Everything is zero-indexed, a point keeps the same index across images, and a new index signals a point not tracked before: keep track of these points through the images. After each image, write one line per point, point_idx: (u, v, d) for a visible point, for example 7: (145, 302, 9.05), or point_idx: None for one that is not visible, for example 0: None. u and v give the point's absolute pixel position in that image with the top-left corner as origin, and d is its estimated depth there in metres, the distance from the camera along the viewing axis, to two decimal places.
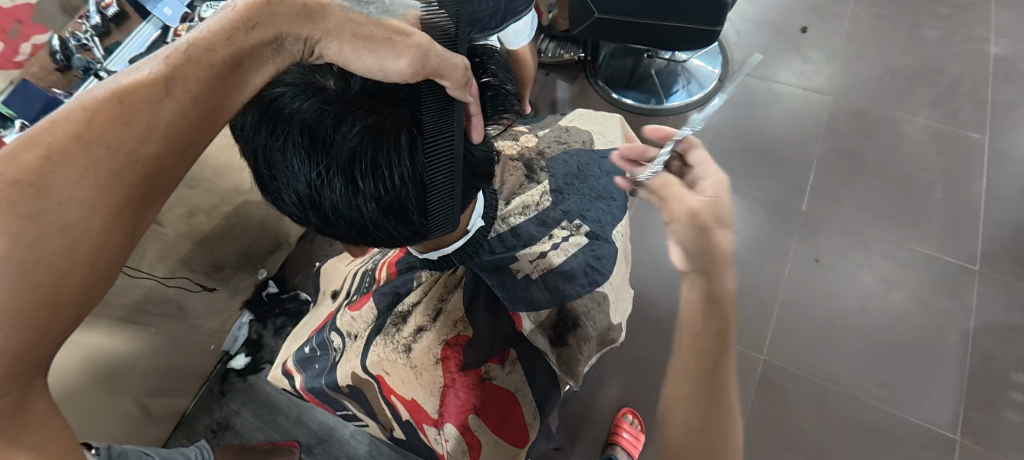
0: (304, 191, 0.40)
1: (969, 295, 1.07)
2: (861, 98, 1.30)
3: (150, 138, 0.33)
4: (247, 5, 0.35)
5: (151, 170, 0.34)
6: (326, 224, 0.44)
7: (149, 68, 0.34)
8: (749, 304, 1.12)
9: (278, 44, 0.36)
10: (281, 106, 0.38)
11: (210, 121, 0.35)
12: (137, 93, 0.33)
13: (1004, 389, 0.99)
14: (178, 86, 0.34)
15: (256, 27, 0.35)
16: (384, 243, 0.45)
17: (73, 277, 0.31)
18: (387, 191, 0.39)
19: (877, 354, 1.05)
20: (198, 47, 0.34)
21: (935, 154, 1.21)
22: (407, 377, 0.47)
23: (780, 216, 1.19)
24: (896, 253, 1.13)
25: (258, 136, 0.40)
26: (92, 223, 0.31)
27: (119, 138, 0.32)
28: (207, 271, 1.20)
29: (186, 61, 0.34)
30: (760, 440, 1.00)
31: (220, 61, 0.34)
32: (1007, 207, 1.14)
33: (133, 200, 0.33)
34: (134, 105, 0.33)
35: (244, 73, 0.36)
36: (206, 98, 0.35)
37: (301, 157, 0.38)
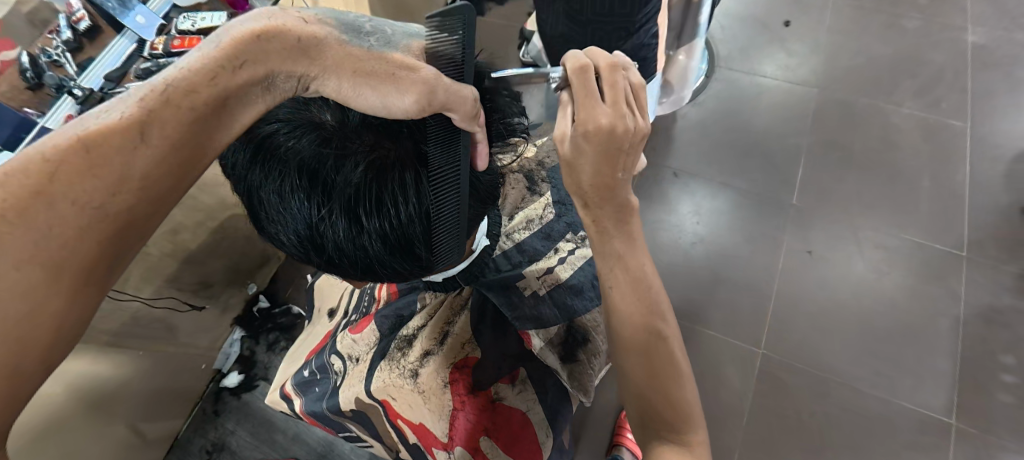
0: (305, 232, 0.40)
1: (957, 281, 1.09)
2: (846, 89, 1.31)
3: (124, 189, 0.33)
4: (233, 38, 0.34)
5: (122, 221, 0.33)
6: (327, 262, 0.43)
7: (123, 110, 0.33)
8: (746, 299, 1.12)
9: (268, 82, 0.35)
10: (276, 145, 0.38)
11: (186, 166, 0.35)
12: (111, 140, 0.32)
13: (994, 371, 1.02)
14: (156, 132, 0.33)
15: (244, 66, 0.34)
16: (390, 278, 0.45)
17: (40, 339, 0.31)
18: (391, 229, 0.39)
19: (873, 344, 1.06)
20: (178, 91, 0.33)
21: (920, 142, 1.23)
22: (414, 403, 0.45)
23: (772, 209, 1.20)
24: (886, 242, 1.14)
25: (253, 175, 0.39)
26: (57, 287, 0.32)
27: (87, 192, 0.32)
28: (195, 289, 1.17)
29: (164, 105, 0.33)
30: (760, 433, 1.01)
31: (202, 103, 0.34)
32: (991, 193, 1.16)
33: (104, 251, 0.33)
34: (105, 155, 0.32)
35: (230, 113, 0.35)
36: (188, 143, 0.34)
37: (300, 200, 0.38)
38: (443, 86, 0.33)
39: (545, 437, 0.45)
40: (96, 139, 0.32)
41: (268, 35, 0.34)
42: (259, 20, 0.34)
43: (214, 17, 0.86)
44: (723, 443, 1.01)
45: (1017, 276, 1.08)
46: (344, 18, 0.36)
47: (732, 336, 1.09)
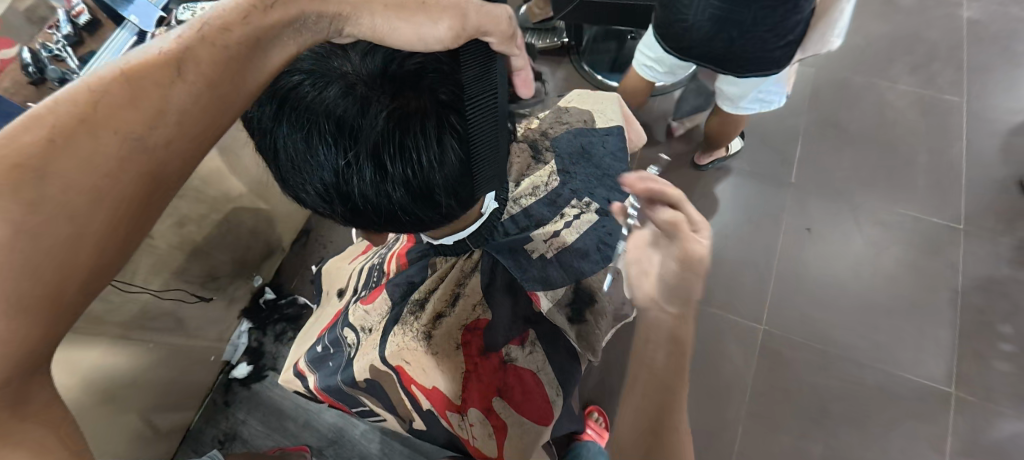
0: (330, 180, 0.41)
1: (955, 253, 1.10)
2: (843, 67, 1.32)
3: (161, 119, 0.34)
4: None
5: (161, 156, 0.35)
6: (348, 211, 0.44)
7: (163, 47, 0.35)
8: (748, 277, 1.13)
9: (299, 24, 0.36)
10: (300, 95, 0.38)
11: (217, 112, 0.35)
12: (153, 74, 0.34)
13: (993, 340, 1.03)
14: (191, 72, 0.35)
15: (275, 13, 0.35)
16: (410, 229, 0.47)
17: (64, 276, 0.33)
18: (415, 173, 0.40)
19: (873, 317, 1.08)
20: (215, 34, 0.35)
21: (917, 118, 1.24)
22: (430, 364, 0.47)
23: (771, 188, 1.21)
24: (884, 217, 1.15)
25: (276, 127, 0.40)
26: (98, 215, 0.33)
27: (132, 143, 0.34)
28: (203, 281, 1.18)
29: (201, 47, 0.35)
30: (763, 406, 1.03)
31: (238, 41, 0.35)
32: (988, 166, 1.18)
33: (146, 187, 0.35)
34: (142, 87, 0.34)
35: (264, 54, 0.36)
36: (223, 81, 0.35)
37: (327, 145, 0.39)
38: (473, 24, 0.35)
39: (555, 397, 0.48)
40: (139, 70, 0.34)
41: None
42: None
43: None
44: (727, 418, 1.03)
45: (1014, 247, 1.09)
46: None
47: (734, 313, 1.11)
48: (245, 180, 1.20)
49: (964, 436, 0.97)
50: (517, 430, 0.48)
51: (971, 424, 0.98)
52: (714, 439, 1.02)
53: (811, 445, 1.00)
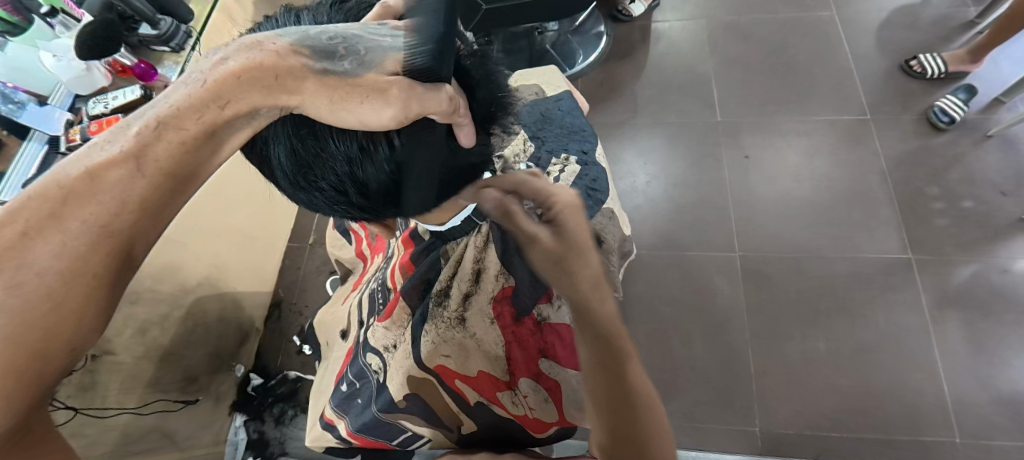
0: (294, 165, 0.37)
1: (871, 140, 1.23)
2: (727, 12, 1.45)
3: (125, 211, 0.33)
4: (218, 79, 0.31)
5: (117, 249, 0.34)
6: (358, 206, 0.41)
7: (115, 143, 0.33)
8: (711, 214, 1.21)
9: (139, 159, 0.32)
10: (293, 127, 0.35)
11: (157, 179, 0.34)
12: (108, 169, 0.32)
13: (926, 202, 1.15)
14: (142, 185, 0.33)
15: (229, 102, 0.31)
16: (382, 216, 0.45)
17: (79, 250, 0.33)
18: (393, 156, 0.36)
19: (825, 215, 1.17)
20: (86, 174, 0.33)
21: (801, 37, 1.39)
22: (476, 346, 0.50)
23: (703, 130, 1.30)
24: (804, 128, 1.27)
25: (279, 134, 0.36)
26: (75, 285, 0.33)
27: (76, 244, 0.33)
28: (181, 385, 1.10)
29: (114, 167, 0.32)
30: (763, 325, 1.09)
31: (149, 165, 0.33)
32: (870, 60, 1.33)
33: (110, 267, 0.34)
34: (99, 184, 0.32)
35: (186, 181, 0.35)
36: (184, 173, 0.34)
37: (334, 142, 0.35)
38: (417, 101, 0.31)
39: None
40: (99, 167, 0.32)
41: (246, 74, 0.30)
42: (240, 57, 0.31)
43: (125, 93, 0.83)
44: (735, 345, 1.08)
45: (915, 120, 1.23)
46: (320, 38, 0.32)
47: (709, 249, 1.17)
48: (203, 263, 1.12)
49: (933, 292, 1.07)
50: (570, 382, 0.51)
51: (935, 280, 1.08)
52: (731, 369, 1.06)
53: (816, 344, 1.06)
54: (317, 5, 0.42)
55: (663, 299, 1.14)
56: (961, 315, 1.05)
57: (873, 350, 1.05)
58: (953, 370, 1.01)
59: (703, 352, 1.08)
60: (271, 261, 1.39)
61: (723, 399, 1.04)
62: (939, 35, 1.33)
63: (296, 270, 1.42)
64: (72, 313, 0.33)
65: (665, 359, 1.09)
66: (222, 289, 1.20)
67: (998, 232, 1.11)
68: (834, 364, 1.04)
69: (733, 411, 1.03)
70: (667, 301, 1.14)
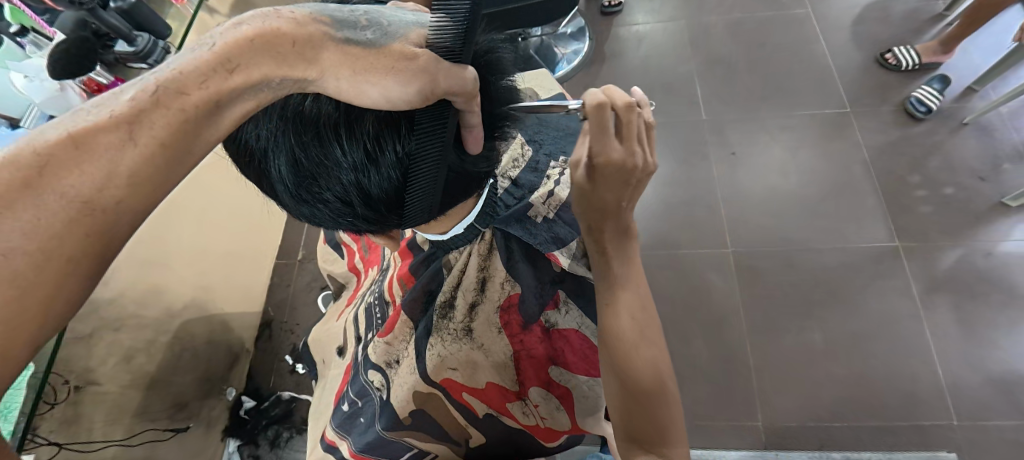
0: (294, 169, 0.36)
1: (853, 132, 1.25)
2: (706, 13, 1.47)
3: (111, 185, 0.29)
4: (231, 42, 0.29)
5: (98, 233, 0.29)
6: (363, 217, 0.40)
7: (104, 109, 0.29)
8: (702, 213, 1.22)
9: (133, 128, 0.29)
10: (297, 117, 0.34)
11: (153, 144, 0.29)
12: (96, 136, 0.28)
13: (909, 190, 1.18)
14: (134, 158, 0.29)
15: (240, 66, 0.29)
16: (383, 226, 0.43)
17: (54, 228, 0.28)
18: (399, 158, 0.36)
19: (814, 208, 1.19)
20: (70, 138, 0.28)
21: (779, 35, 1.41)
22: (483, 358, 0.48)
23: (689, 129, 1.32)
24: (788, 123, 1.29)
25: (282, 139, 0.35)
26: (47, 269, 0.28)
27: (50, 222, 0.28)
28: (170, 413, 1.06)
29: (106, 132, 0.28)
30: (759, 319, 1.10)
31: (140, 134, 0.29)
32: (846, 55, 1.36)
33: (90, 252, 0.29)
34: (85, 151, 0.28)
35: (181, 164, 0.30)
36: (182, 148, 0.30)
37: (339, 148, 0.35)
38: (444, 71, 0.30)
39: None
40: (84, 133, 0.28)
41: (263, 39, 0.29)
42: (256, 21, 0.29)
43: None
44: (733, 341, 1.09)
45: (893, 111, 1.26)
46: (335, 12, 0.31)
47: (702, 246, 1.18)
48: (188, 285, 1.09)
49: (922, 279, 1.09)
50: (581, 389, 0.50)
51: (924, 266, 1.10)
52: (731, 365, 1.07)
53: (812, 336, 1.07)
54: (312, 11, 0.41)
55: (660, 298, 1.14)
56: (951, 299, 1.07)
57: (868, 338, 1.06)
58: (945, 354, 1.03)
59: (701, 348, 1.08)
60: (259, 279, 1.35)
61: (725, 396, 1.04)
62: (911, 29, 1.37)
63: (285, 288, 1.39)
64: (35, 306, 0.28)
65: None
66: (210, 311, 1.17)
67: (980, 216, 1.13)
68: (830, 354, 1.05)
69: (735, 407, 1.03)
70: (664, 300, 1.13)
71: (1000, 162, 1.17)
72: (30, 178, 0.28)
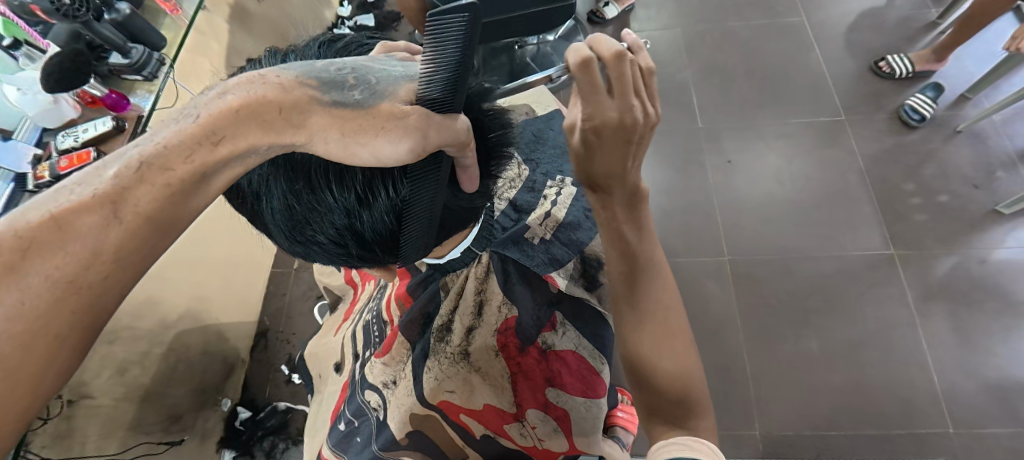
0: (288, 211, 0.36)
1: (848, 140, 1.26)
2: (701, 21, 1.48)
3: (95, 264, 0.27)
4: (216, 114, 0.28)
5: (87, 306, 0.27)
6: (357, 257, 0.40)
7: (83, 186, 0.27)
8: (698, 220, 1.22)
9: (115, 207, 0.27)
10: (289, 165, 0.34)
11: (141, 204, 0.28)
12: (77, 215, 0.27)
13: (903, 198, 1.18)
14: (120, 234, 0.27)
15: (225, 138, 0.28)
16: (375, 264, 0.43)
17: (40, 303, 0.26)
18: (394, 202, 0.36)
19: (810, 216, 1.19)
20: (54, 218, 0.26)
21: (774, 43, 1.42)
22: (479, 381, 0.48)
23: (685, 137, 1.32)
24: (783, 131, 1.30)
25: (275, 184, 0.35)
26: (33, 348, 0.26)
27: (35, 303, 0.26)
28: (165, 425, 1.05)
29: (90, 213, 0.27)
30: (756, 328, 1.10)
31: (121, 212, 0.27)
32: (841, 62, 1.36)
33: (78, 324, 0.27)
34: (67, 230, 0.26)
35: (169, 231, 0.29)
36: (170, 219, 0.29)
37: (331, 195, 0.35)
38: (435, 127, 0.31)
39: (602, 367, 0.49)
40: (65, 212, 0.26)
41: (251, 108, 0.29)
42: (241, 89, 0.29)
43: (96, 125, 0.80)
44: (730, 350, 1.09)
45: (888, 119, 1.27)
46: (321, 70, 0.32)
47: (698, 254, 1.18)
48: (183, 296, 1.08)
49: (918, 287, 1.10)
50: (579, 411, 0.49)
51: (918, 273, 1.11)
52: (729, 374, 1.07)
53: (808, 344, 1.08)
54: (306, 46, 0.41)
55: None
56: (946, 307, 1.08)
57: (864, 346, 1.06)
58: (941, 361, 1.03)
59: (698, 357, 1.08)
60: (254, 289, 1.34)
61: (722, 405, 1.04)
62: (905, 36, 1.38)
63: (281, 297, 1.38)
64: (23, 385, 0.26)
65: None
66: (205, 322, 1.16)
67: (974, 223, 1.14)
68: (826, 362, 1.06)
69: (732, 416, 1.03)
70: None
71: (993, 169, 1.18)
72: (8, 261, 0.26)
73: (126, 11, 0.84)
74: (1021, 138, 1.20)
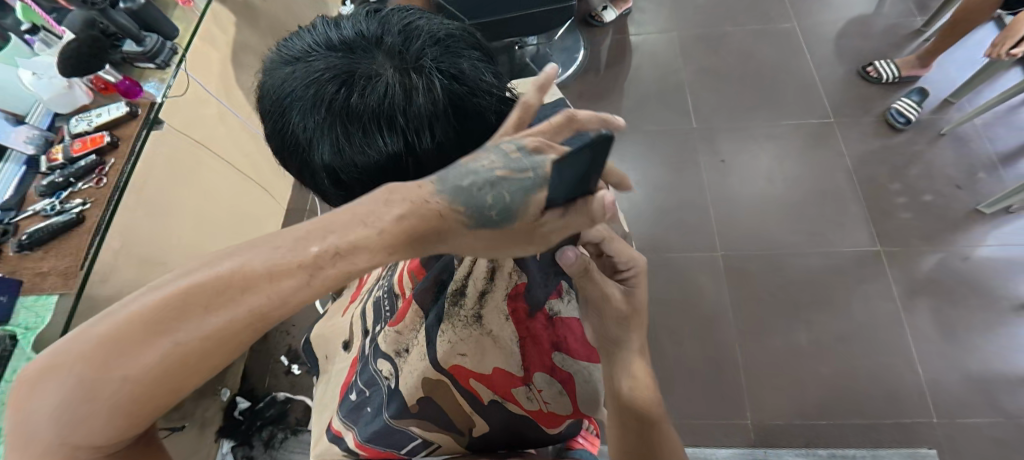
0: (337, 156, 0.38)
1: (836, 141, 1.31)
2: (696, 25, 1.53)
3: (208, 347, 0.28)
4: (356, 236, 0.28)
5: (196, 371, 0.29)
6: None
7: (208, 274, 0.28)
8: (693, 217, 1.25)
9: (234, 300, 0.27)
10: (341, 109, 0.36)
11: (251, 301, 0.28)
12: (203, 301, 0.27)
13: (890, 197, 1.23)
14: (231, 322, 0.28)
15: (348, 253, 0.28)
16: None
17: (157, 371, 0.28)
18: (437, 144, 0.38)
19: (802, 214, 1.23)
20: (180, 301, 0.27)
21: (766, 47, 1.47)
22: (489, 343, 0.51)
23: (680, 137, 1.36)
24: (774, 132, 1.34)
25: (326, 129, 0.37)
26: (149, 402, 0.29)
27: (155, 373, 0.28)
28: (165, 412, 1.06)
29: (213, 312, 0.28)
30: (748, 321, 1.13)
31: (236, 308, 0.27)
32: (830, 67, 1.41)
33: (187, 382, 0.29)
34: (194, 314, 0.27)
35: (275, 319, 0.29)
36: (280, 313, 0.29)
37: (380, 138, 0.37)
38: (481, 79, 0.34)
39: None
40: (196, 298, 0.27)
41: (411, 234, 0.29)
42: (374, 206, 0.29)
43: (110, 110, 0.82)
44: (723, 342, 1.12)
45: (875, 122, 1.32)
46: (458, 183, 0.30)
47: (693, 249, 1.22)
48: None
49: (904, 282, 1.14)
50: (583, 374, 0.52)
51: (904, 269, 1.15)
52: (721, 365, 1.10)
53: (798, 336, 1.11)
54: (353, 13, 0.41)
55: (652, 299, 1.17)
56: (931, 302, 1.12)
57: (852, 339, 1.10)
58: (926, 354, 1.07)
59: (692, 348, 1.11)
60: None
61: (715, 395, 1.07)
62: (891, 43, 1.43)
63: None
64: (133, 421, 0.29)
65: (656, 358, 1.11)
66: None
67: (958, 222, 1.18)
68: (817, 355, 1.09)
69: (725, 406, 1.06)
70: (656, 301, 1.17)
71: (976, 171, 1.23)
72: (140, 336, 0.27)
73: (141, 1, 0.84)
74: (1001, 142, 1.25)
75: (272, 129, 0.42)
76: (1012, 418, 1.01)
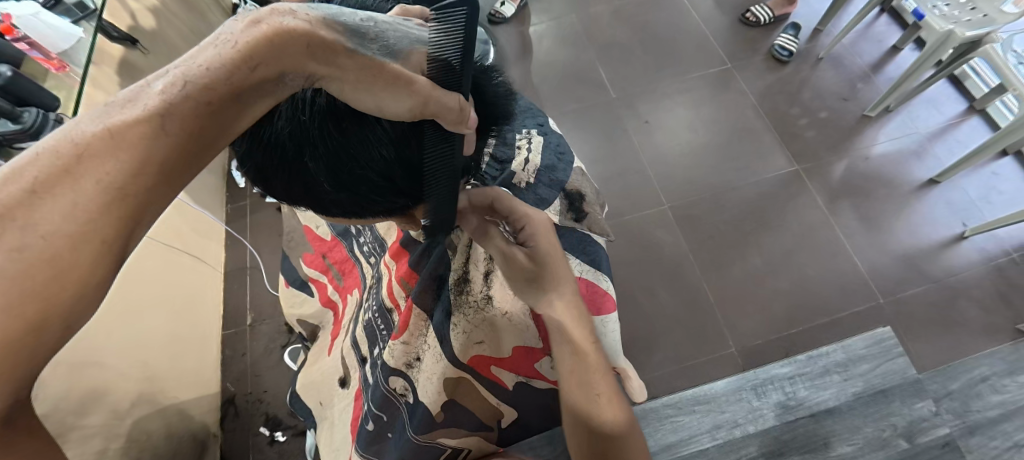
0: (331, 162, 0.39)
1: (737, 83, 1.43)
2: (590, 5, 1.61)
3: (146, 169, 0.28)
4: (267, 76, 0.29)
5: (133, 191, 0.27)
6: (400, 194, 0.43)
7: (154, 87, 0.28)
8: (634, 179, 1.32)
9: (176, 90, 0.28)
10: (316, 107, 0.36)
11: (219, 117, 0.29)
12: (130, 127, 0.27)
13: (793, 121, 1.37)
14: (165, 146, 0.28)
15: (260, 65, 0.29)
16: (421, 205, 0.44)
17: (89, 201, 0.26)
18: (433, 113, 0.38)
19: (727, 153, 1.34)
20: (104, 132, 0.27)
21: (657, 12, 1.58)
22: (502, 325, 0.53)
23: (604, 108, 1.42)
24: (684, 86, 1.44)
25: (311, 130, 0.37)
26: (83, 252, 0.26)
27: (89, 203, 0.26)
28: None
29: (150, 127, 0.27)
30: (709, 259, 1.21)
31: (201, 109, 0.28)
32: (715, 19, 1.55)
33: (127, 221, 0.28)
34: (121, 134, 0.27)
35: (229, 121, 0.30)
36: (215, 128, 0.29)
37: (377, 125, 0.37)
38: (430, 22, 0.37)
39: (604, 285, 0.55)
40: (121, 124, 0.27)
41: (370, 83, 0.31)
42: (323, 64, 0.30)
43: None
44: (693, 285, 1.18)
45: (764, 59, 1.46)
46: (338, 16, 0.31)
47: (642, 208, 1.28)
48: (132, 382, 0.97)
49: (824, 192, 1.27)
50: (598, 328, 0.54)
51: (821, 179, 1.28)
52: (696, 305, 1.16)
53: (754, 261, 1.20)
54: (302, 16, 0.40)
55: (619, 264, 1.21)
56: (851, 203, 1.25)
57: (798, 251, 1.21)
58: (860, 247, 1.20)
59: (667, 298, 1.17)
60: (209, 358, 1.24)
61: (696, 334, 1.13)
62: None
63: (241, 359, 1.28)
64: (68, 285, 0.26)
65: (636, 316, 1.15)
66: (162, 403, 1.05)
67: (853, 129, 1.34)
68: (773, 273, 1.19)
69: (708, 342, 1.12)
70: (622, 264, 1.21)
71: (855, 83, 1.40)
72: (69, 162, 0.26)
73: (5, 73, 0.66)
74: (867, 55, 1.44)
75: (249, 146, 0.40)
76: (940, 280, 1.15)
